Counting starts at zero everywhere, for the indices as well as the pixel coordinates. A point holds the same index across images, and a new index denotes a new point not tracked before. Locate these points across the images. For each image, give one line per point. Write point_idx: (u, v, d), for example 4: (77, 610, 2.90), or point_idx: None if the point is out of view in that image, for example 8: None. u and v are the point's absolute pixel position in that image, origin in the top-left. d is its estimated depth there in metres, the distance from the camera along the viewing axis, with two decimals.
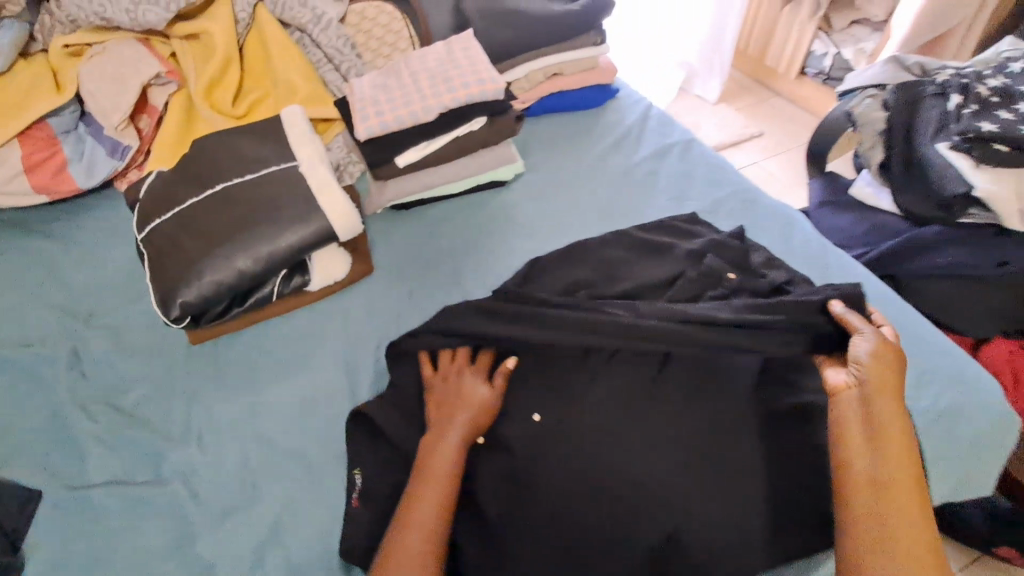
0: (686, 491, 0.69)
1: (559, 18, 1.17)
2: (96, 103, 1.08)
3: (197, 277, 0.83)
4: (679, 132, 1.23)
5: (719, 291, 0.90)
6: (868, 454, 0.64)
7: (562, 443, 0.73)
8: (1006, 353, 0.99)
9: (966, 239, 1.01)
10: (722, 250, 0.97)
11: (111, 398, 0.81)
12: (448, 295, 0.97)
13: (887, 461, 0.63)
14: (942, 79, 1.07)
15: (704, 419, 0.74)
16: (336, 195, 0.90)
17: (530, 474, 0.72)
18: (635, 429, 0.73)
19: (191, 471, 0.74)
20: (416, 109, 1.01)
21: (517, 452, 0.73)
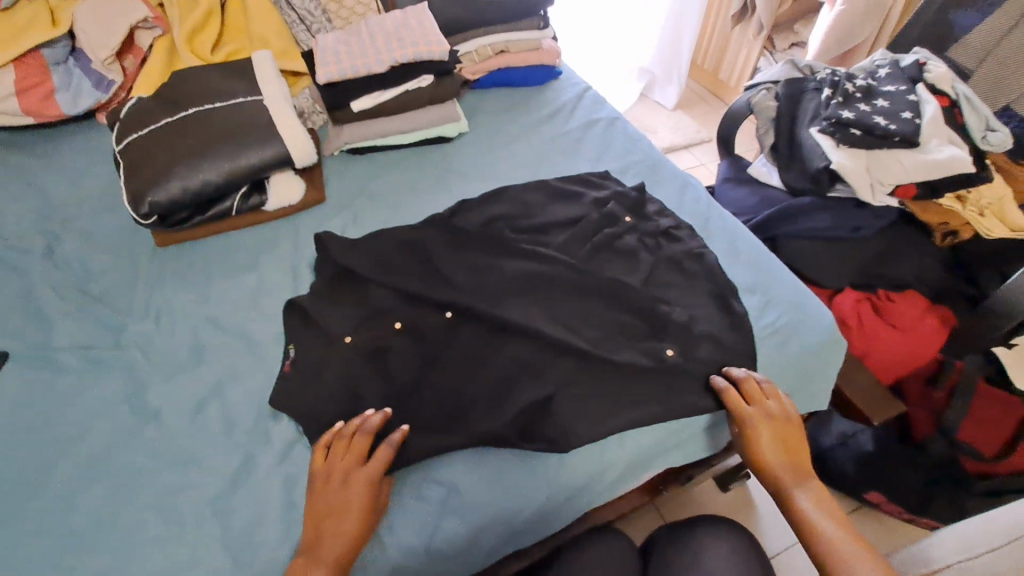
0: (559, 371, 0.85)
1: (506, 3, 1.36)
2: (87, 38, 1.21)
3: (164, 182, 0.97)
4: (608, 110, 1.40)
5: (613, 229, 1.05)
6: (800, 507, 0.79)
7: (465, 334, 0.89)
8: (854, 301, 1.14)
9: (833, 208, 1.19)
10: (623, 198, 1.12)
11: (81, 286, 0.98)
12: (389, 219, 1.11)
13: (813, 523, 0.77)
14: (822, 78, 1.29)
15: (582, 322, 0.91)
16: (295, 128, 1.06)
17: (435, 354, 0.87)
18: (524, 325, 0.89)
19: (146, 342, 0.90)
20: (370, 62, 1.15)
21: (428, 337, 0.89)
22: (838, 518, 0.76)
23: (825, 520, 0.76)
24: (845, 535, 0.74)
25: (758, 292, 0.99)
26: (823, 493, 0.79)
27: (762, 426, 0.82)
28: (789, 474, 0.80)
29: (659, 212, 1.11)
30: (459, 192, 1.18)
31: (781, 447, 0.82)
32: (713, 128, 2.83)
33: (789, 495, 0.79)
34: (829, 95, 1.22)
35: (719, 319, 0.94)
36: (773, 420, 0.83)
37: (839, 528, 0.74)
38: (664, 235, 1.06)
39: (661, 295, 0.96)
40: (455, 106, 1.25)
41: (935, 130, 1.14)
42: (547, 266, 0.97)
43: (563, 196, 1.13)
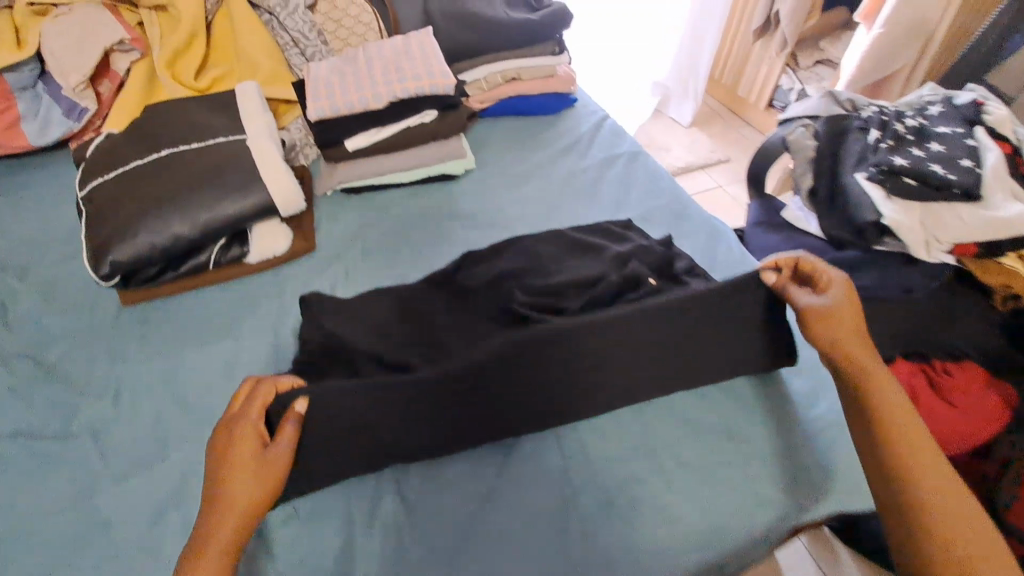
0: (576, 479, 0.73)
1: (518, 26, 1.23)
2: (56, 62, 1.10)
3: (130, 237, 0.85)
4: (629, 144, 1.27)
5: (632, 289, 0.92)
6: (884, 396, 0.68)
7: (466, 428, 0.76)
8: (908, 373, 0.99)
9: (879, 265, 1.07)
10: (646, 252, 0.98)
11: (33, 353, 0.86)
12: (384, 275, 0.99)
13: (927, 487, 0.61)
14: (867, 115, 1.17)
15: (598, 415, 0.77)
16: (281, 172, 0.94)
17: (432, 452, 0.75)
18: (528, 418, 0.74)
19: (101, 427, 0.78)
20: (366, 96, 1.03)
21: None
22: (938, 464, 0.62)
23: (894, 406, 0.66)
24: (918, 439, 0.63)
25: (806, 373, 0.85)
26: (892, 378, 0.69)
27: (831, 291, 0.76)
28: (863, 350, 0.71)
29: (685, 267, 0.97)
30: (464, 241, 1.06)
31: (841, 318, 0.73)
32: (730, 147, 2.70)
33: (857, 366, 0.70)
34: (877, 137, 1.10)
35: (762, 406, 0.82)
36: (834, 298, 0.75)
37: (943, 481, 0.61)
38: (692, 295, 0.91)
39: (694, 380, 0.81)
40: (461, 142, 1.13)
41: (999, 183, 1.02)
42: (561, 337, 0.84)
43: (582, 250, 1.01)
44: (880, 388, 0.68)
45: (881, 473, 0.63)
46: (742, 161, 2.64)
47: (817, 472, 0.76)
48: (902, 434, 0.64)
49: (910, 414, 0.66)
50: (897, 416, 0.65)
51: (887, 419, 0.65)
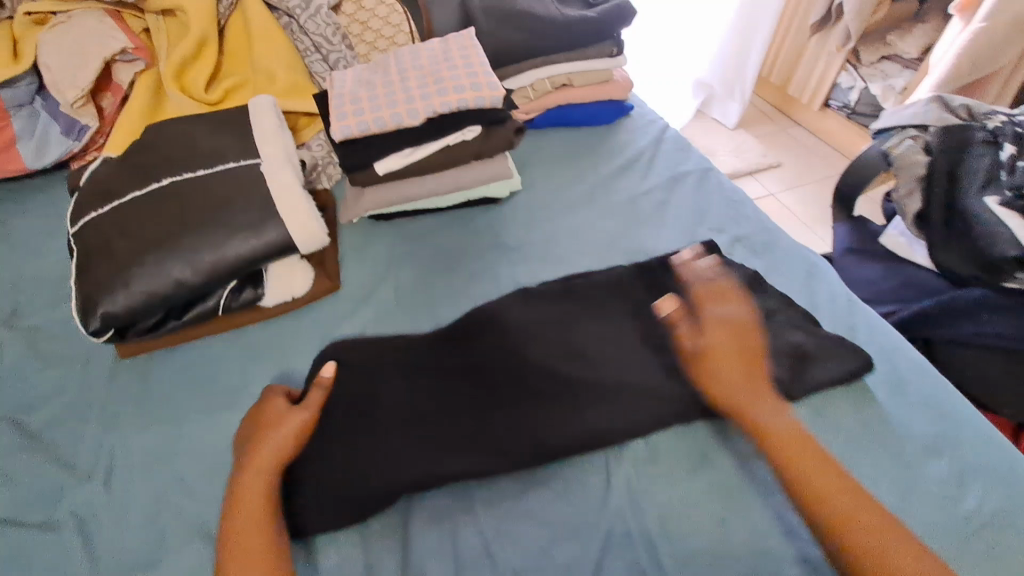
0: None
1: (572, 24, 1.06)
2: (51, 75, 0.98)
3: (122, 286, 0.71)
4: (696, 159, 1.11)
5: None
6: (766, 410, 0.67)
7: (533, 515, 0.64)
8: None
9: (1013, 309, 0.88)
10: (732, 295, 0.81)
11: (17, 416, 0.74)
12: (420, 319, 0.84)
13: (801, 483, 0.61)
14: (993, 125, 0.97)
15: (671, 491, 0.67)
16: (301, 203, 0.79)
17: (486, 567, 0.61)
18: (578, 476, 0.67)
19: (90, 514, 0.65)
20: (399, 112, 0.88)
21: None
22: (844, 490, 0.61)
23: (789, 442, 0.64)
24: (857, 500, 0.60)
25: (944, 454, 0.69)
26: (779, 405, 0.68)
27: (707, 337, 0.72)
28: (742, 398, 0.68)
29: (777, 310, 0.80)
30: (512, 278, 0.90)
31: (723, 357, 0.70)
32: (781, 150, 2.50)
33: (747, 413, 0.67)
34: (1011, 155, 0.92)
35: (893, 502, 0.65)
36: (714, 330, 0.72)
37: (856, 507, 0.59)
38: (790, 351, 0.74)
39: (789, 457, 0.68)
40: (506, 161, 0.98)
41: None
42: (637, 410, 0.70)
43: (654, 291, 0.83)
44: (765, 419, 0.66)
45: (798, 504, 0.62)
46: (794, 166, 2.43)
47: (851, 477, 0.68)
48: (816, 503, 0.60)
49: (825, 459, 0.64)
50: (813, 486, 0.61)
51: (795, 457, 0.63)
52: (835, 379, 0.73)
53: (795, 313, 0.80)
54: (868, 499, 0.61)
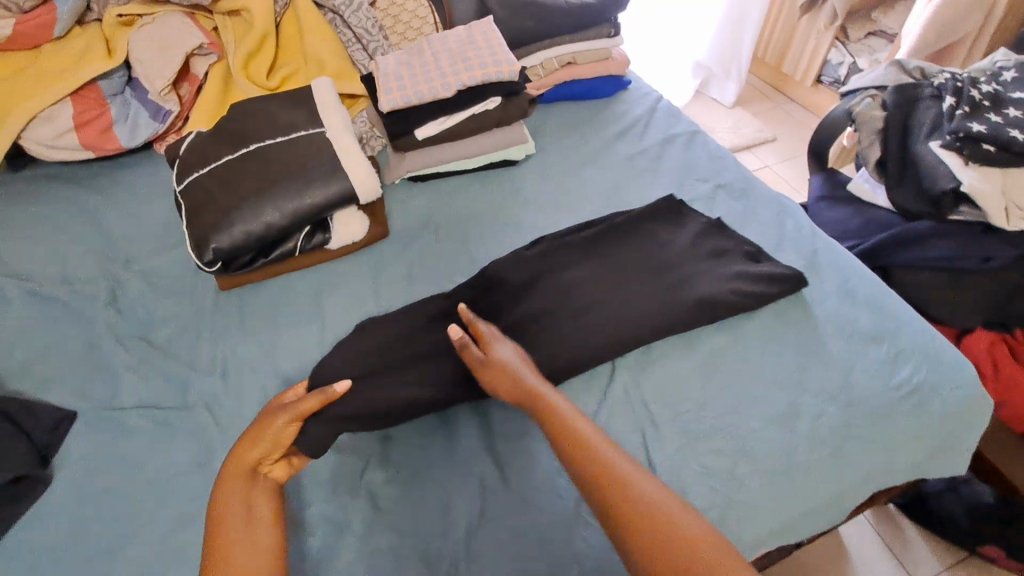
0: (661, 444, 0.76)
1: (575, 11, 1.24)
2: (143, 69, 1.18)
3: (227, 227, 0.91)
4: (686, 123, 1.28)
5: (684, 272, 0.92)
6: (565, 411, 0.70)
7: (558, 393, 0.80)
8: (988, 343, 1.02)
9: (955, 235, 1.04)
10: (698, 238, 0.98)
11: (145, 335, 0.94)
12: (456, 257, 1.03)
13: (624, 493, 0.61)
14: (940, 81, 1.14)
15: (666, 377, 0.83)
16: (360, 161, 0.99)
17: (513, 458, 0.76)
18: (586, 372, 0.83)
19: (212, 400, 0.85)
20: (435, 86, 1.06)
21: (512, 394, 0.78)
22: (645, 488, 0.61)
23: (575, 434, 0.67)
24: (637, 506, 0.60)
25: (884, 342, 0.86)
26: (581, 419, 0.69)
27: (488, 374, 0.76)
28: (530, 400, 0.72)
29: (725, 248, 0.96)
30: (531, 224, 1.08)
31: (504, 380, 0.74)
32: (776, 126, 2.64)
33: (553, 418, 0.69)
34: (952, 105, 1.07)
35: (839, 376, 0.83)
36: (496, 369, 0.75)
37: (648, 509, 0.59)
38: (738, 276, 0.91)
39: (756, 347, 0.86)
40: (522, 128, 1.16)
41: None
42: (618, 321, 0.86)
43: (634, 234, 0.99)
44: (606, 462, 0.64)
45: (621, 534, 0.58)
46: (788, 140, 2.58)
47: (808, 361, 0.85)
48: (640, 509, 0.59)
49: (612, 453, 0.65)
50: (612, 474, 0.63)
51: (605, 475, 0.62)
52: (771, 296, 0.89)
53: (758, 250, 0.99)
54: (667, 503, 0.60)
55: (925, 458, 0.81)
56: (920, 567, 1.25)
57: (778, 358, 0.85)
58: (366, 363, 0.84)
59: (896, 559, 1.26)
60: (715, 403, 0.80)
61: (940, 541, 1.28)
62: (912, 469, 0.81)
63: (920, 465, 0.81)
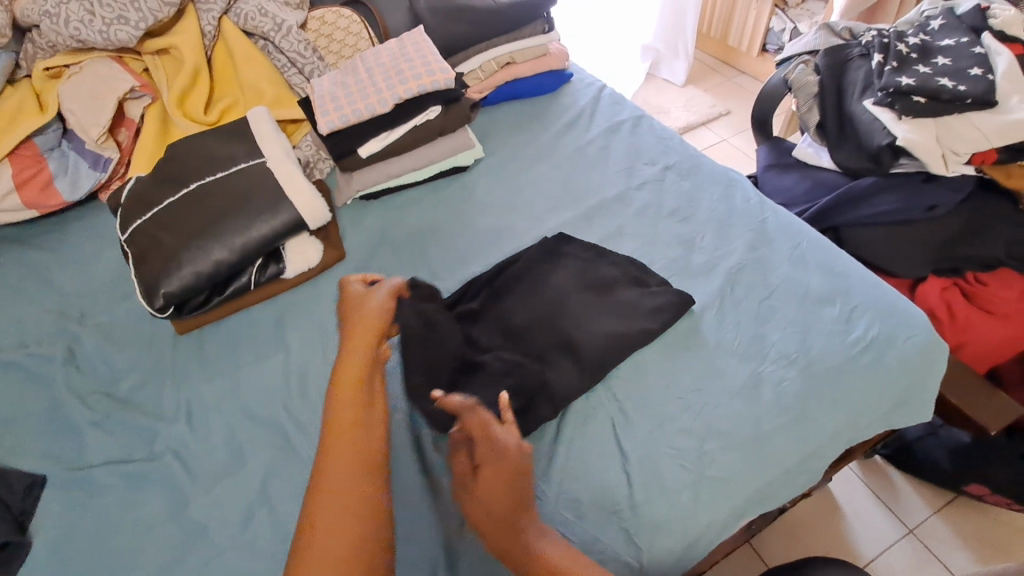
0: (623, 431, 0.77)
1: (506, 10, 1.24)
2: (76, 119, 1.16)
3: (176, 270, 0.91)
4: (629, 109, 1.29)
5: (583, 312, 0.87)
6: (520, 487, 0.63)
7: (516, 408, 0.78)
8: (941, 289, 1.04)
9: (898, 187, 1.06)
10: (589, 266, 0.94)
11: (107, 389, 0.92)
12: (414, 270, 1.03)
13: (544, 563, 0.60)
14: (868, 40, 1.17)
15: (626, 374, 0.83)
16: (303, 187, 0.98)
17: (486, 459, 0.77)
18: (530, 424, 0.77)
19: (180, 447, 0.84)
20: (372, 103, 1.06)
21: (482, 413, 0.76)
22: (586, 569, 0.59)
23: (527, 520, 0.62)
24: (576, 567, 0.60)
25: (836, 302, 0.88)
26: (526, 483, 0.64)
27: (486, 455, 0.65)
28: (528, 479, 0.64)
29: (617, 278, 0.92)
30: (486, 228, 1.08)
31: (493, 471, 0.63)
32: (729, 99, 2.68)
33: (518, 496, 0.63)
34: (880, 62, 1.09)
35: (798, 341, 0.84)
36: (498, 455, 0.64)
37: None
38: (633, 305, 0.87)
39: (714, 321, 0.87)
40: (467, 134, 1.16)
41: (1013, 87, 1.00)
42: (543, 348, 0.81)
43: (527, 276, 0.93)
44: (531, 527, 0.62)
45: None
46: (742, 112, 2.62)
47: (768, 330, 0.86)
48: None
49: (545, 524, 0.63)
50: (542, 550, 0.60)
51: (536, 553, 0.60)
52: (665, 323, 0.85)
53: (705, 230, 1.00)
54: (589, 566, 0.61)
55: (888, 408, 0.83)
56: (910, 513, 1.27)
57: (737, 330, 0.86)
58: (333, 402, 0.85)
59: (888, 508, 1.28)
60: (680, 383, 0.81)
61: (928, 485, 1.30)
62: (877, 420, 0.83)
63: (885, 416, 0.83)
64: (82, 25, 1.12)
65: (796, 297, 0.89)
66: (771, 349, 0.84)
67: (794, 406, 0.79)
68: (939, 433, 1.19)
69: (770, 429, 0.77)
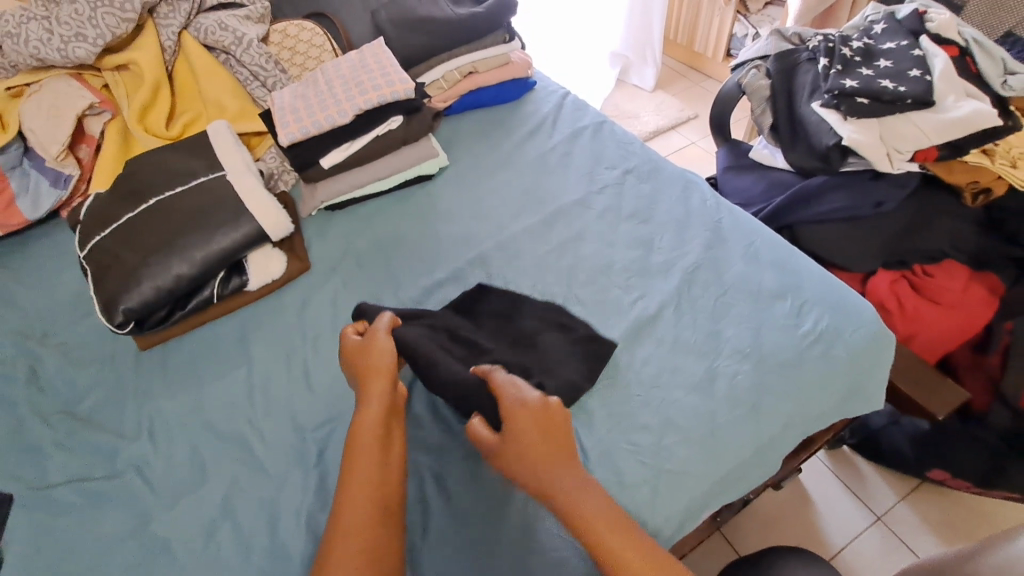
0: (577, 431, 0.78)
1: (467, 21, 1.27)
2: (35, 137, 1.14)
3: (135, 286, 0.90)
4: (591, 116, 1.32)
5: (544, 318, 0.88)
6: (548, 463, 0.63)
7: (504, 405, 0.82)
8: (889, 283, 1.07)
9: (847, 184, 1.10)
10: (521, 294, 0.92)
11: (69, 408, 0.91)
12: (378, 279, 1.03)
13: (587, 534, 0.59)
14: (815, 45, 1.21)
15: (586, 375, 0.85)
16: (265, 201, 0.99)
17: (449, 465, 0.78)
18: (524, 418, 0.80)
19: (143, 463, 0.83)
20: (332, 114, 1.07)
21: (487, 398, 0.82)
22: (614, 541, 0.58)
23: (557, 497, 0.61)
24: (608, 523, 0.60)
25: (788, 297, 0.91)
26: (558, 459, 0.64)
27: (511, 424, 0.65)
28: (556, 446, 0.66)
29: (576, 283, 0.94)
30: (451, 234, 1.09)
31: (523, 445, 0.64)
32: (697, 103, 2.77)
33: (543, 487, 0.62)
34: (826, 65, 1.14)
35: (750, 334, 0.87)
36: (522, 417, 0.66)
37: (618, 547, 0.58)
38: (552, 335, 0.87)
39: (672, 319, 0.90)
40: (430, 141, 1.17)
41: (949, 86, 1.05)
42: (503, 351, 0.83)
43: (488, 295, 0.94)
44: (565, 491, 0.61)
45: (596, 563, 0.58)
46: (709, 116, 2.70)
47: (725, 329, 0.88)
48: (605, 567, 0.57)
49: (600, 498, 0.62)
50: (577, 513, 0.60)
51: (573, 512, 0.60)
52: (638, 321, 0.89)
53: (664, 231, 1.03)
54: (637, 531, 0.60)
55: (841, 396, 0.85)
56: (877, 499, 1.30)
57: (692, 327, 0.88)
58: (300, 413, 0.86)
59: (856, 497, 1.32)
60: (637, 380, 0.83)
61: (893, 472, 1.34)
62: (830, 409, 0.85)
63: (837, 404, 0.85)
64: (41, 43, 1.11)
65: (751, 295, 0.91)
66: (725, 345, 0.86)
67: (748, 398, 0.81)
68: (899, 421, 1.22)
69: (725, 422, 0.79)
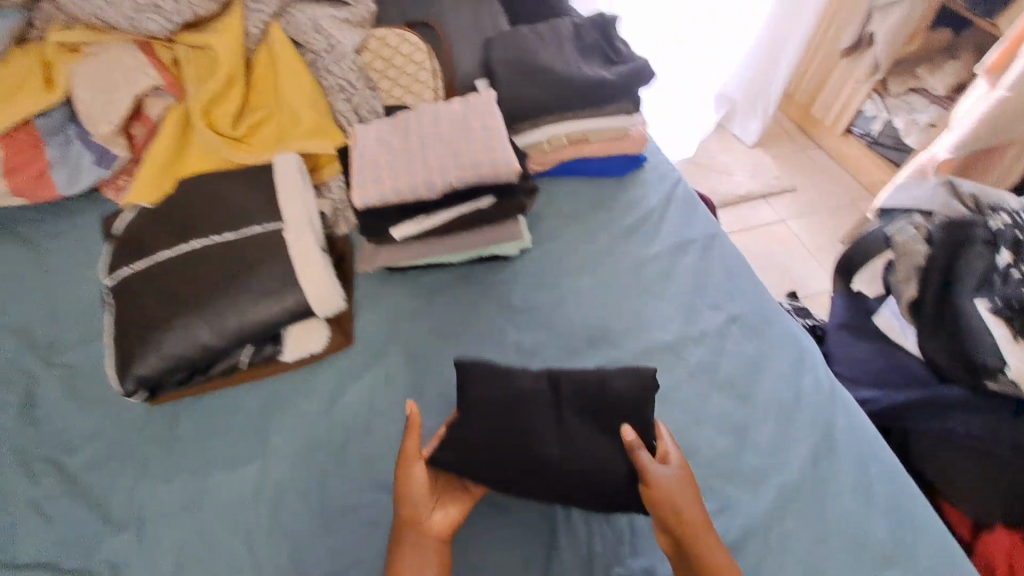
0: None
1: (590, 82, 1.06)
2: (85, 108, 1.00)
3: (154, 351, 0.78)
4: (702, 224, 1.13)
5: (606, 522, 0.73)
6: (708, 536, 0.70)
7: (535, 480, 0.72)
8: (1007, 543, 0.88)
9: (988, 409, 0.93)
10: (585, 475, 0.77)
11: (61, 458, 0.82)
12: (423, 384, 0.90)
13: None
14: (996, 225, 1.00)
15: None
16: (321, 273, 0.84)
17: None
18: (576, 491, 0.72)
19: (122, 561, 0.74)
20: (417, 182, 0.90)
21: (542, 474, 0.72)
22: None
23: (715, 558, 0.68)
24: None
25: (899, 567, 0.76)
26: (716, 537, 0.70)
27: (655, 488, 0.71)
28: (700, 521, 0.70)
29: None
30: (516, 346, 0.95)
31: (675, 499, 0.71)
32: (796, 174, 2.52)
33: (694, 548, 0.69)
34: (1007, 262, 0.95)
35: None
36: (673, 488, 0.71)
37: None
38: (592, 384, 0.78)
39: (746, 552, 0.76)
40: (518, 224, 1.00)
41: None
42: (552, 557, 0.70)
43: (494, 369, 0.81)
44: (705, 548, 0.68)
45: None
46: (807, 192, 2.46)
47: None
48: None
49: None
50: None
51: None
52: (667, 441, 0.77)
53: (763, 421, 0.87)
54: None
55: None
56: None
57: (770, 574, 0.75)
58: (304, 548, 0.75)
59: None
60: None
61: None
62: None
63: None
64: (109, 6, 0.96)
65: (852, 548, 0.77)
66: None
67: None
68: None
69: None
